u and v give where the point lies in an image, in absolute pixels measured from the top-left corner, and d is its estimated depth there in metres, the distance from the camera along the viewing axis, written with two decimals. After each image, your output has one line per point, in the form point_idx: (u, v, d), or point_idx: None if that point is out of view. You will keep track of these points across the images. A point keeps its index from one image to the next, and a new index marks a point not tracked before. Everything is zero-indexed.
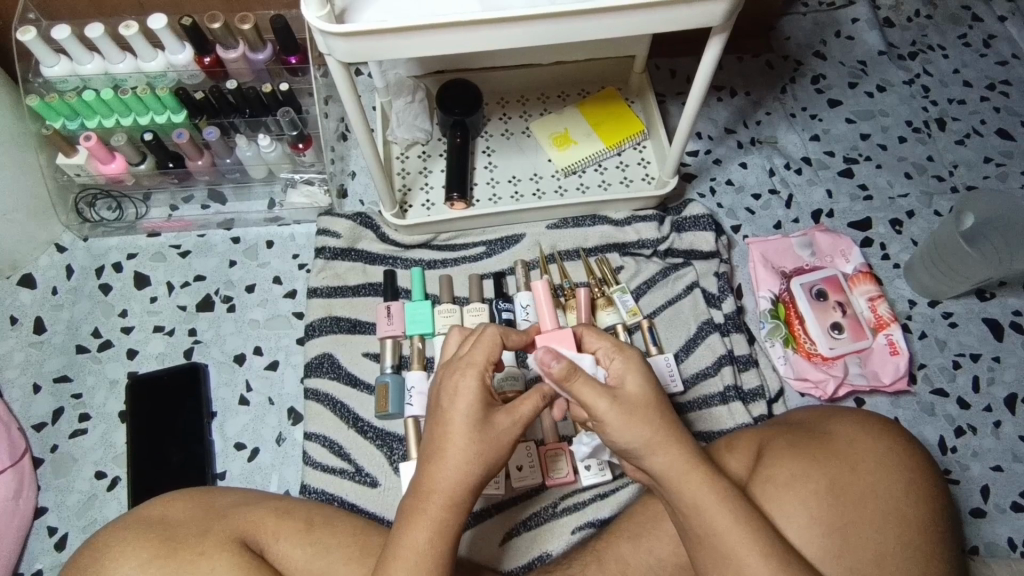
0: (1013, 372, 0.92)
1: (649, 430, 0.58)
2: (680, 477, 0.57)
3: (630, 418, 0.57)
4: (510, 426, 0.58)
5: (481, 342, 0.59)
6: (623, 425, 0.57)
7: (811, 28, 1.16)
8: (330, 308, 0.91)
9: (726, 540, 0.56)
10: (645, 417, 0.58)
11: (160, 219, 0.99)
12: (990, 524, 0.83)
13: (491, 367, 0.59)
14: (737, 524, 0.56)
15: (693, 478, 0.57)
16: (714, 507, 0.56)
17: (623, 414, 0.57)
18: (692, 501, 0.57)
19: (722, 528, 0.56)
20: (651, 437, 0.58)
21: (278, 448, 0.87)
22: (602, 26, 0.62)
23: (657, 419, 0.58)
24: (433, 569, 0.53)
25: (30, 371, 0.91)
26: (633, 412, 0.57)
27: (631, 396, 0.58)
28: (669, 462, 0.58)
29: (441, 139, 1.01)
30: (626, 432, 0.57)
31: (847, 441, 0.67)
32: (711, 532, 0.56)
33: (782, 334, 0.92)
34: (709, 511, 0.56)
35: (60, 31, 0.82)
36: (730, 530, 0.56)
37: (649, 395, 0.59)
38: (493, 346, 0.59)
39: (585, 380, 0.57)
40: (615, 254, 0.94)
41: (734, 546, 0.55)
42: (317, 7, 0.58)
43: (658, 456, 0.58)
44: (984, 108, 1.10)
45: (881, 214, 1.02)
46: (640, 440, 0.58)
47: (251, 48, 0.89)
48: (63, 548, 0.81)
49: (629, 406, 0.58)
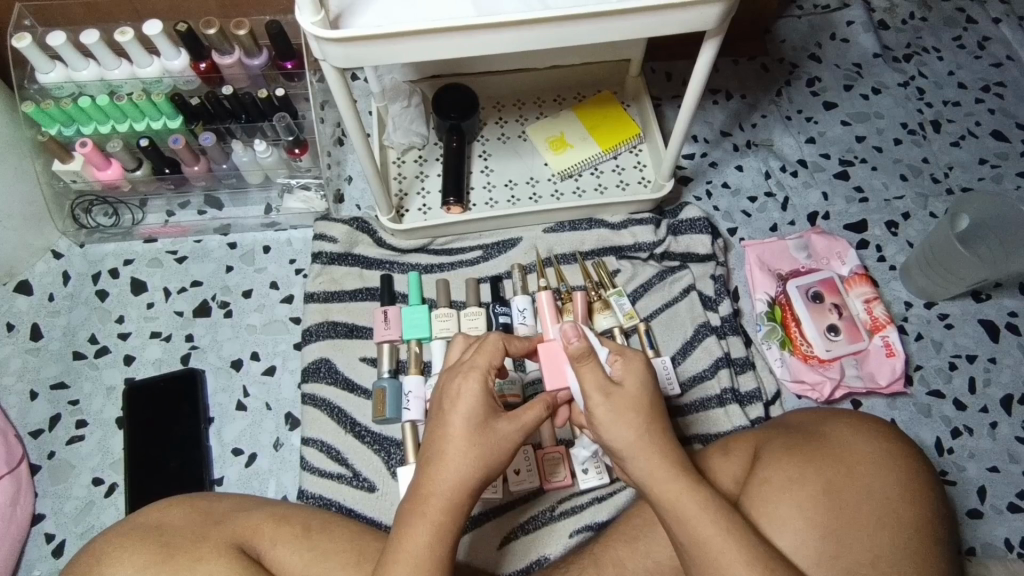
0: (1009, 373, 0.92)
1: (636, 433, 0.58)
2: (664, 483, 0.58)
3: (618, 415, 0.59)
4: (512, 432, 0.58)
5: (484, 348, 0.60)
6: (611, 422, 0.59)
7: (806, 31, 1.16)
8: (327, 312, 0.91)
9: (710, 548, 0.56)
10: (634, 419, 0.59)
11: (157, 224, 0.99)
12: (987, 524, 0.83)
13: (494, 373, 0.60)
14: (720, 531, 0.56)
15: (676, 486, 0.57)
16: (697, 515, 0.56)
17: (613, 409, 0.59)
18: (674, 508, 0.57)
19: (706, 535, 0.56)
20: (637, 440, 0.58)
21: (276, 452, 0.87)
22: (597, 31, 0.62)
23: (643, 423, 0.59)
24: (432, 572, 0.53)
25: (27, 378, 0.91)
26: (622, 411, 0.59)
27: (623, 395, 0.59)
28: (654, 468, 0.58)
29: (438, 143, 1.01)
30: (615, 427, 0.59)
31: (842, 442, 0.67)
32: (696, 540, 0.56)
33: (778, 337, 0.92)
34: (693, 520, 0.56)
35: (56, 38, 0.83)
36: (714, 537, 0.56)
37: (640, 394, 0.60)
38: (495, 353, 0.60)
39: (593, 366, 0.60)
40: (612, 257, 0.95)
41: (719, 554, 0.55)
42: (313, 14, 0.58)
43: (642, 461, 0.58)
44: (979, 110, 1.11)
45: (877, 216, 1.02)
46: (627, 441, 0.59)
47: (246, 54, 0.89)
48: (61, 555, 0.81)
49: (622, 404, 0.59)
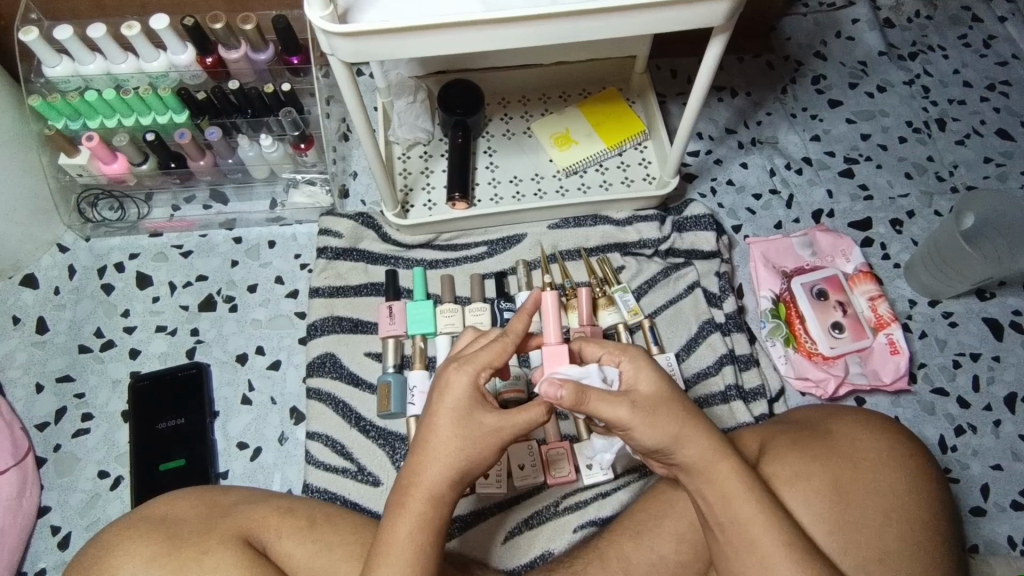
0: (1013, 371, 0.92)
1: (675, 426, 0.57)
2: (712, 465, 0.58)
3: (656, 413, 0.57)
4: (499, 429, 0.57)
5: (490, 345, 0.58)
6: (650, 425, 0.57)
7: (811, 29, 1.16)
8: (332, 308, 0.91)
9: (750, 528, 0.57)
10: (671, 413, 0.57)
11: (162, 218, 0.99)
12: (990, 522, 0.84)
13: (492, 371, 0.58)
14: (761, 512, 0.57)
15: (722, 469, 0.58)
16: (740, 496, 0.57)
17: (648, 411, 0.57)
18: (720, 492, 0.58)
19: (749, 515, 0.57)
20: (678, 429, 0.57)
21: (280, 447, 0.87)
22: (607, 26, 0.62)
23: (678, 412, 0.58)
24: (415, 563, 0.54)
25: (33, 371, 0.91)
26: (655, 410, 0.57)
27: (647, 391, 0.58)
28: (702, 452, 0.58)
29: (443, 139, 1.01)
30: (653, 433, 0.57)
31: (848, 438, 0.67)
32: (736, 522, 0.57)
33: (782, 334, 0.92)
34: (737, 500, 0.57)
35: (62, 31, 0.83)
36: (754, 518, 0.57)
37: (665, 392, 0.58)
38: (501, 352, 0.57)
39: (599, 396, 0.55)
40: (616, 253, 0.95)
41: (757, 535, 0.57)
42: (321, 7, 0.58)
43: (687, 448, 0.58)
44: (985, 108, 1.11)
45: (882, 214, 1.02)
46: (666, 441, 0.57)
47: (253, 48, 0.89)
48: (66, 547, 0.82)
49: (653, 402, 0.57)
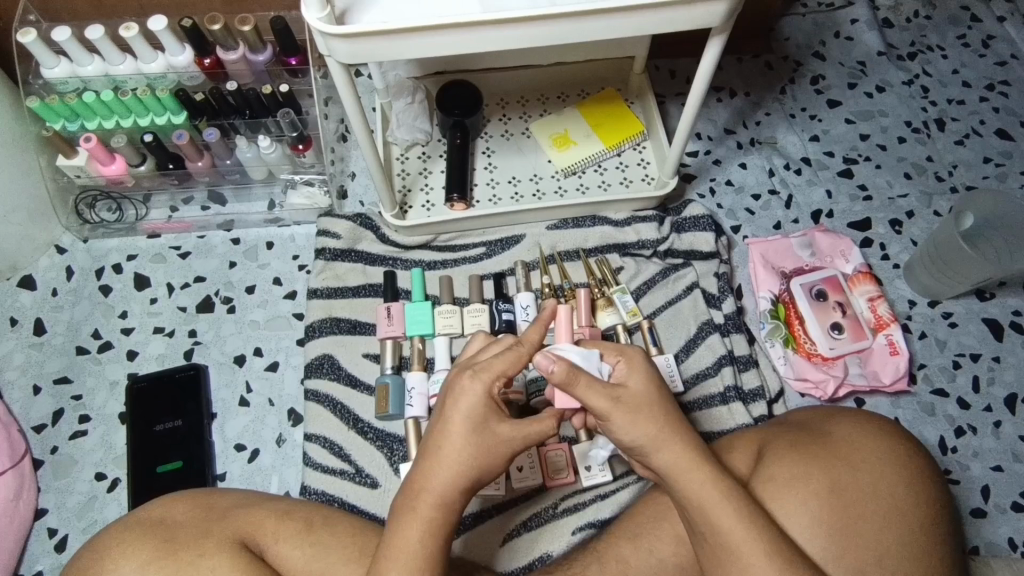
0: (1013, 372, 0.92)
1: (652, 429, 0.57)
2: (685, 475, 0.58)
3: (635, 415, 0.57)
4: (513, 439, 0.57)
5: (508, 353, 0.57)
6: (629, 422, 0.57)
7: (810, 29, 1.16)
8: (330, 309, 0.91)
9: (732, 537, 0.56)
10: (649, 415, 0.58)
11: (160, 220, 0.99)
12: (990, 524, 0.83)
13: (507, 380, 0.58)
14: (741, 521, 0.56)
15: (699, 475, 0.57)
16: (720, 506, 0.57)
17: (627, 412, 0.57)
18: (693, 499, 0.57)
19: (728, 525, 0.56)
20: (654, 434, 0.57)
21: (278, 449, 0.87)
22: (605, 27, 0.62)
23: (659, 416, 0.58)
24: (422, 569, 0.53)
25: (30, 373, 0.91)
26: (636, 412, 0.57)
27: (632, 397, 0.58)
28: (675, 458, 0.58)
29: (441, 139, 1.01)
30: (631, 429, 0.57)
31: (846, 440, 0.67)
32: (717, 531, 0.57)
33: (782, 335, 0.92)
34: (712, 509, 0.57)
35: (61, 32, 0.82)
36: (734, 528, 0.56)
37: (653, 394, 0.59)
38: (517, 361, 0.57)
39: (587, 382, 0.56)
40: (615, 254, 0.95)
41: (738, 544, 0.56)
42: (318, 9, 0.58)
43: (662, 454, 0.58)
44: (984, 108, 1.10)
45: (881, 214, 1.02)
46: (644, 440, 0.58)
47: (251, 50, 0.89)
48: (63, 549, 0.82)
49: (631, 406, 0.58)
